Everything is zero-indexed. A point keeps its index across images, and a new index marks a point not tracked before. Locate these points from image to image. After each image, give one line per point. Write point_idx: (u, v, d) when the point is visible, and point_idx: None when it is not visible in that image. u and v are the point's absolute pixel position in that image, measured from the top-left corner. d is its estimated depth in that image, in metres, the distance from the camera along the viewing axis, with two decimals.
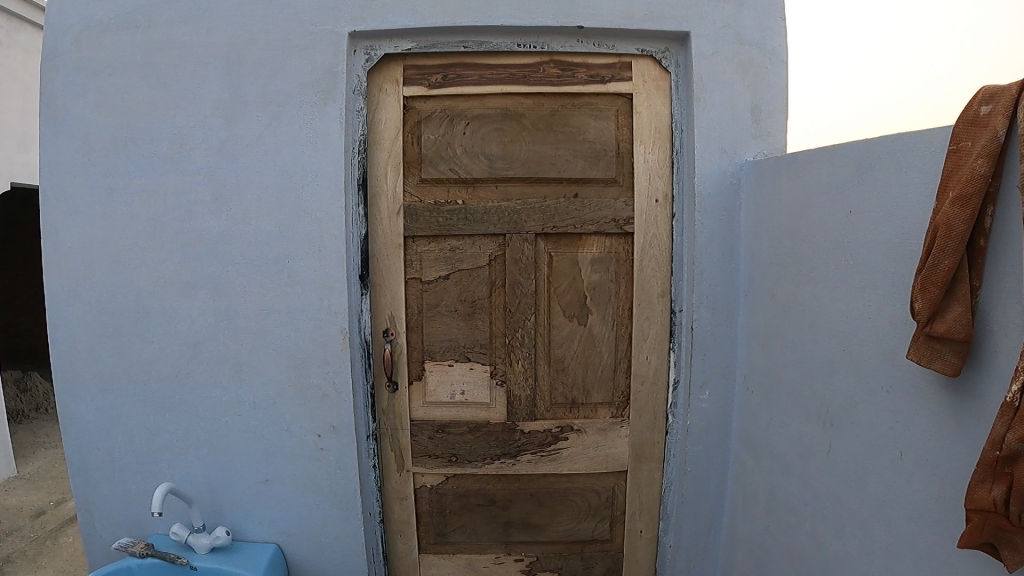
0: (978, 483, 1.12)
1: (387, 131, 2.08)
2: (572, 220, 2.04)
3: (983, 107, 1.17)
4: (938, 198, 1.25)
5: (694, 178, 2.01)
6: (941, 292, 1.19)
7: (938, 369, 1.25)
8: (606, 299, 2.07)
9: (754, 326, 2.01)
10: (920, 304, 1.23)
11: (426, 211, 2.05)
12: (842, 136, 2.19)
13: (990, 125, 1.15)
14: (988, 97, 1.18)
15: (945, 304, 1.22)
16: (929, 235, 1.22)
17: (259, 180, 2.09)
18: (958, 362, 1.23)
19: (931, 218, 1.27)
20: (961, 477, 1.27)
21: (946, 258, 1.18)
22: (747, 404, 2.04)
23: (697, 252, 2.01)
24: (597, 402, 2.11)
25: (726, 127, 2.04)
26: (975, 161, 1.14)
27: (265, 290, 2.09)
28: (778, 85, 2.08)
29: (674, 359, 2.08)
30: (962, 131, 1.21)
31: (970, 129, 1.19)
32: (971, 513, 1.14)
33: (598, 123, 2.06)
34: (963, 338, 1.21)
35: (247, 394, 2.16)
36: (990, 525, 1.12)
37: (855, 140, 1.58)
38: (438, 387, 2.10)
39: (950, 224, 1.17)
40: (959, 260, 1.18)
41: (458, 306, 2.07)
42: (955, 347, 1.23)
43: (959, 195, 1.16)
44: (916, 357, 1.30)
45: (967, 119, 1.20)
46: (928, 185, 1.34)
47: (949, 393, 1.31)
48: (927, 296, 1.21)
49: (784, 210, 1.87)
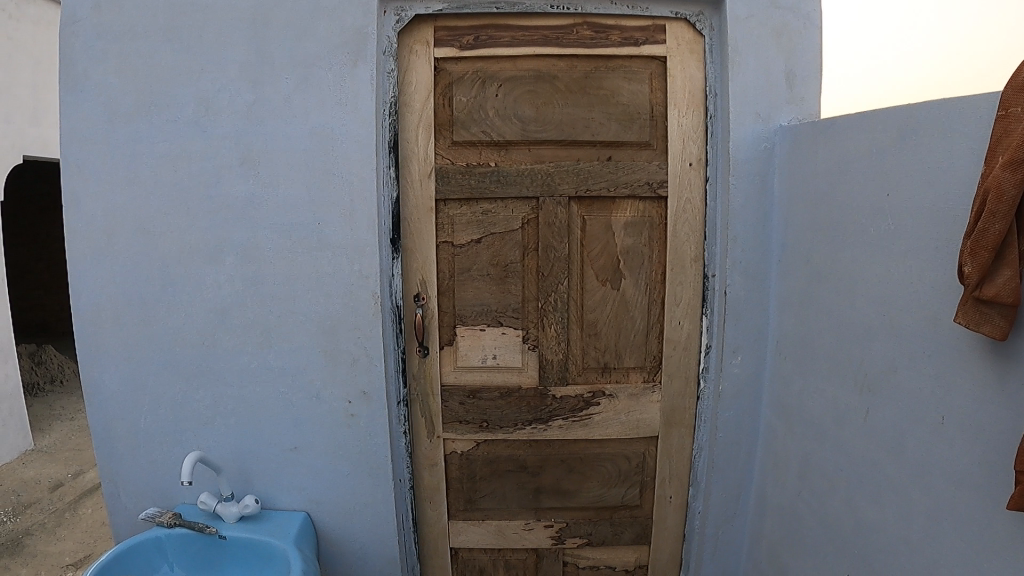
0: None
1: (418, 93, 2.05)
2: (606, 183, 2.02)
3: None
4: (987, 164, 1.23)
5: (728, 143, 1.99)
6: (991, 256, 1.18)
7: (987, 334, 1.23)
8: (639, 264, 2.06)
9: (787, 290, 2.00)
10: (970, 269, 1.21)
11: (458, 174, 2.03)
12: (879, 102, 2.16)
13: None
14: None
15: (994, 268, 1.20)
16: (978, 200, 1.21)
17: (287, 145, 2.06)
18: (1007, 326, 1.21)
19: (980, 183, 1.26)
20: (1007, 439, 1.26)
21: (996, 221, 1.16)
22: (780, 369, 2.04)
23: (731, 217, 1.99)
24: (629, 367, 2.10)
25: (760, 92, 2.02)
26: None
27: (293, 257, 2.08)
28: (813, 50, 2.05)
29: (707, 324, 2.07)
30: (1010, 98, 1.19)
31: (1019, 95, 1.18)
32: (1020, 475, 1.13)
33: (632, 86, 2.04)
34: (1013, 302, 1.19)
35: (274, 361, 2.15)
36: None
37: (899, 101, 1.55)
38: (470, 352, 2.09)
39: (1000, 187, 1.15)
40: (1009, 225, 1.17)
41: (491, 270, 2.05)
42: (1004, 311, 1.21)
43: (1010, 159, 1.14)
44: (963, 322, 1.27)
45: (1017, 86, 1.18)
46: (976, 145, 1.32)
47: (993, 358, 1.29)
48: (976, 259, 1.19)
49: (821, 174, 1.85)
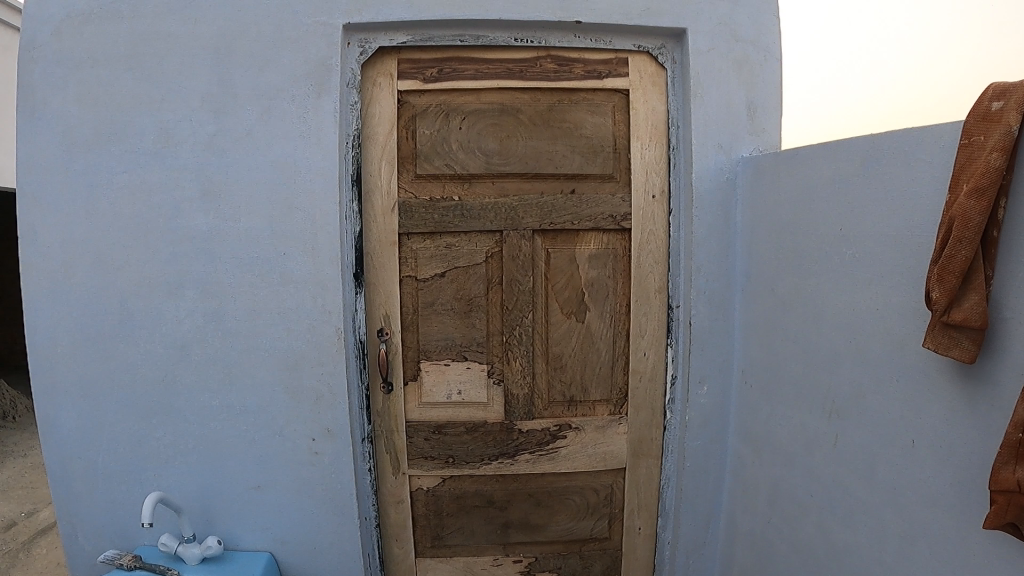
0: (1002, 464, 1.12)
1: (382, 127, 2.04)
2: (570, 217, 2.02)
3: (994, 103, 1.18)
4: (951, 191, 1.25)
5: (690, 175, 2.02)
6: (958, 282, 1.19)
7: (956, 357, 1.25)
8: (604, 296, 2.05)
9: (751, 320, 2.02)
10: (937, 293, 1.22)
11: (421, 208, 2.01)
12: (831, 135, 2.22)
13: (1003, 120, 1.15)
14: (999, 93, 1.19)
15: (961, 293, 1.22)
16: (945, 226, 1.22)
17: (250, 176, 2.03)
18: (975, 349, 1.23)
19: (945, 210, 1.28)
20: (979, 462, 1.27)
21: (963, 248, 1.18)
22: (746, 398, 2.05)
23: (695, 248, 2.00)
24: (595, 399, 2.09)
25: (723, 124, 2.05)
26: (989, 155, 1.15)
27: (254, 290, 2.01)
28: (772, 83, 2.09)
29: (672, 355, 2.07)
30: (974, 126, 1.21)
31: (981, 124, 1.20)
32: (995, 494, 1.14)
33: (595, 119, 2.05)
34: (981, 325, 1.20)
35: (237, 396, 2.09)
36: (1015, 505, 1.12)
37: (859, 134, 1.58)
38: (435, 387, 2.06)
39: (965, 215, 1.17)
40: (976, 251, 1.19)
41: (455, 304, 2.03)
42: (972, 334, 1.23)
43: (974, 187, 1.16)
44: (932, 345, 1.29)
45: (979, 115, 1.21)
46: (938, 177, 1.34)
47: (961, 382, 1.31)
48: (944, 285, 1.21)
49: (784, 204, 1.88)
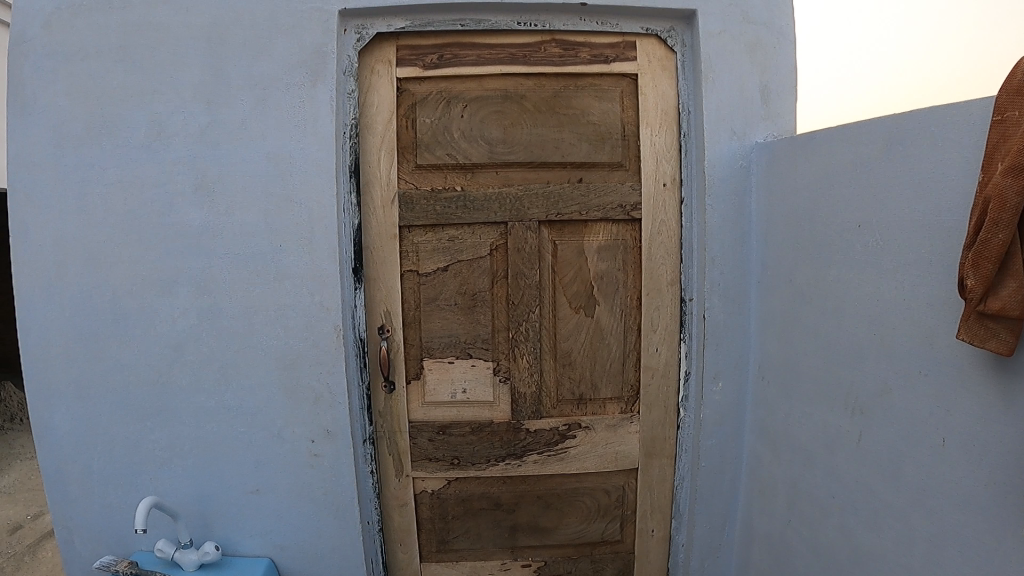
0: None
1: (380, 116, 1.96)
2: (577, 207, 1.93)
3: None
4: (984, 171, 1.16)
5: (703, 162, 1.93)
6: (996, 267, 1.10)
7: (993, 349, 1.15)
8: (613, 290, 1.96)
9: (767, 313, 1.93)
10: (972, 282, 1.13)
11: (422, 199, 1.92)
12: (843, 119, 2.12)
13: None
14: None
15: (999, 280, 1.13)
16: (978, 209, 1.13)
17: (245, 169, 1.95)
18: (1015, 340, 1.14)
19: (977, 191, 1.18)
20: (1019, 461, 1.18)
21: (1000, 231, 1.09)
22: (763, 394, 1.97)
23: (708, 238, 1.92)
24: (606, 398, 2.00)
25: (735, 109, 1.96)
26: None
27: (250, 288, 1.93)
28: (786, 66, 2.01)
29: (686, 350, 1.98)
30: (1006, 101, 1.13)
31: (1015, 98, 1.11)
32: None
33: (602, 105, 1.96)
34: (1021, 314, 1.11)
35: (234, 398, 2.02)
36: None
37: (882, 115, 1.50)
38: (438, 386, 1.96)
39: (1001, 195, 1.08)
40: (1014, 234, 1.09)
41: (458, 299, 1.93)
42: (1010, 324, 1.13)
43: (1011, 164, 1.07)
44: (967, 337, 1.19)
45: (1012, 89, 1.12)
46: (971, 157, 1.26)
47: (998, 375, 1.22)
48: (980, 271, 1.11)
49: (801, 191, 1.79)
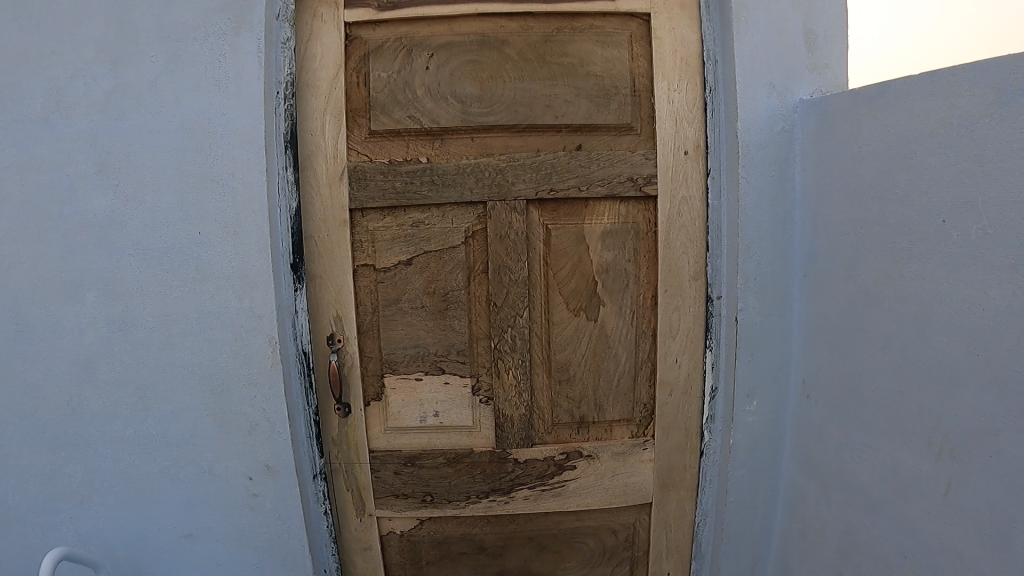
0: None
1: (325, 71, 1.54)
2: (576, 180, 1.50)
3: None
4: None
5: (736, 124, 1.52)
6: None
7: None
8: (623, 286, 1.54)
9: (815, 315, 1.57)
10: None
11: (377, 175, 1.52)
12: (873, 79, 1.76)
13: None
14: None
15: None
16: None
17: (157, 143, 1.54)
18: None
19: None
20: None
21: None
22: (808, 413, 1.61)
23: (742, 221, 1.52)
24: (613, 420, 1.59)
25: (775, 57, 1.58)
26: None
27: (168, 292, 1.55)
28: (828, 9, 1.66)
29: (711, 361, 1.59)
30: None
31: None
32: None
33: (606, 53, 1.54)
34: None
35: (156, 428, 1.63)
36: None
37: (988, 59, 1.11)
38: (404, 409, 1.57)
39: None
40: None
41: (425, 300, 1.53)
42: None
43: None
44: None
45: None
46: None
47: None
48: None
49: (868, 161, 1.41)
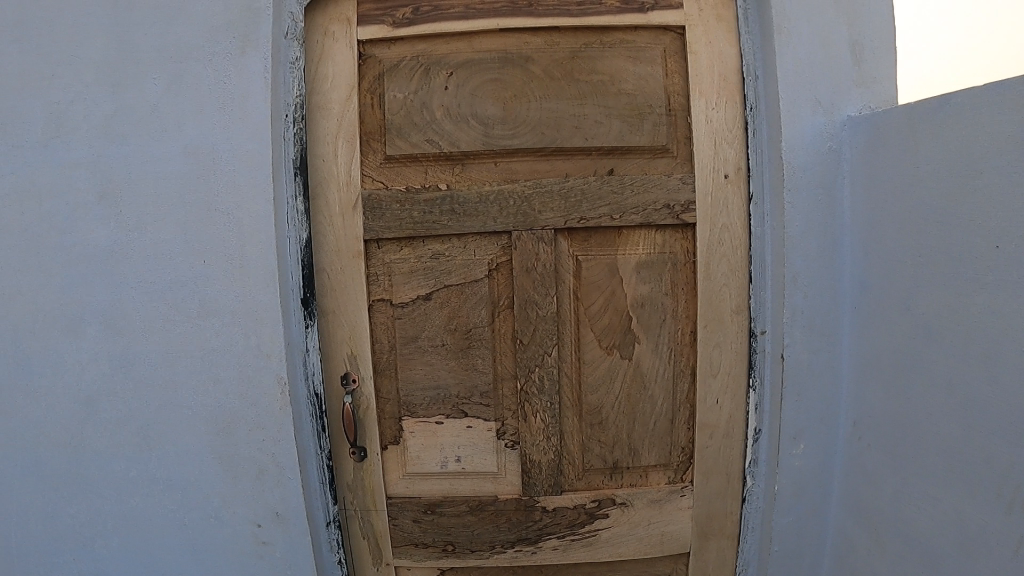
0: None
1: (336, 93, 1.44)
2: (608, 208, 1.38)
3: None
4: None
5: (779, 144, 1.41)
6: None
7: None
8: (659, 321, 1.42)
9: (867, 350, 1.44)
10: None
11: (393, 203, 1.41)
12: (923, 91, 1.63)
13: None
14: None
15: None
16: None
17: (160, 169, 1.45)
18: None
19: None
20: None
21: None
22: (859, 457, 1.48)
23: (788, 250, 1.40)
24: (649, 465, 1.47)
25: (819, 72, 1.46)
26: None
27: (170, 328, 1.45)
28: (877, 18, 1.54)
29: (754, 402, 1.47)
30: None
31: None
32: None
33: (639, 69, 1.42)
34: None
35: (155, 474, 1.50)
36: None
37: None
38: (423, 453, 1.45)
39: None
40: None
41: (446, 338, 1.42)
42: None
43: None
44: None
45: None
46: None
47: None
48: None
49: (928, 184, 1.29)
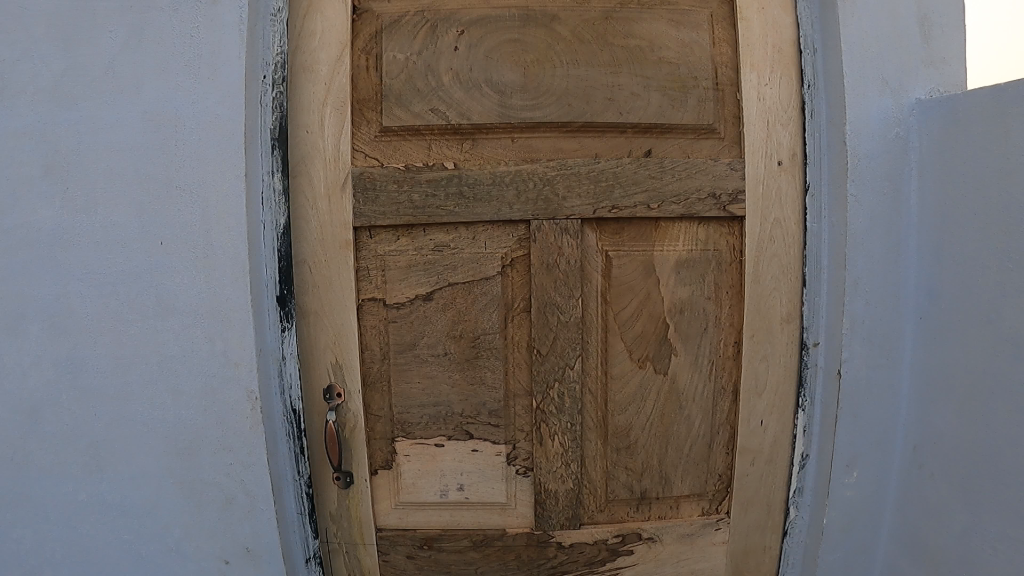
0: None
1: (325, 51, 1.21)
2: (644, 195, 1.17)
3: None
4: None
5: (842, 128, 1.21)
6: None
7: None
8: (699, 330, 1.22)
9: (935, 367, 1.26)
10: None
11: (390, 184, 1.19)
12: (993, 74, 1.43)
13: None
14: None
15: None
16: None
17: (115, 139, 1.20)
18: None
19: None
20: None
21: None
22: (920, 488, 1.29)
23: (851, 250, 1.21)
24: (681, 495, 1.28)
25: (886, 48, 1.26)
26: None
27: (123, 328, 1.21)
28: None
29: (803, 424, 1.28)
30: None
31: None
32: None
33: (682, 35, 1.21)
34: None
35: (100, 502, 1.25)
36: None
37: None
38: (420, 480, 1.24)
39: None
40: None
41: (450, 347, 1.21)
42: None
43: None
44: None
45: None
46: None
47: None
48: None
49: (1021, 177, 1.11)
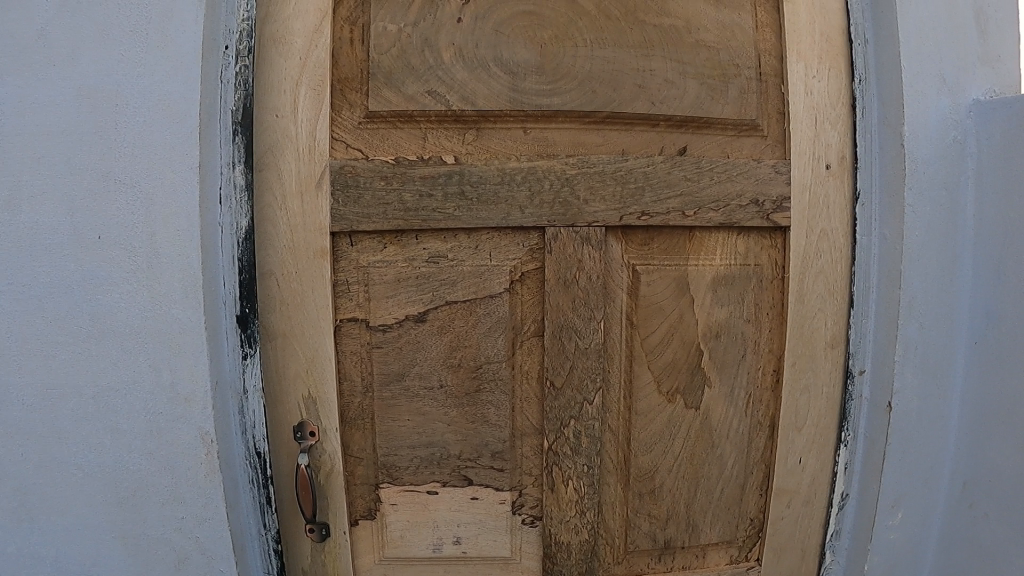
0: None
1: (302, 20, 1.00)
2: (678, 201, 1.01)
3: None
4: None
5: (900, 128, 1.05)
6: None
7: None
8: (734, 357, 1.06)
9: (991, 398, 1.12)
10: None
11: (377, 181, 0.99)
12: None
13: None
14: None
15: None
16: None
17: (45, 121, 0.98)
18: None
19: None
20: None
21: None
22: (970, 531, 1.16)
23: (907, 268, 1.06)
24: (708, 544, 1.12)
25: (945, 41, 1.11)
26: None
27: (48, 352, 0.99)
28: None
29: (844, 462, 1.12)
30: None
31: None
32: None
33: (722, 16, 1.04)
34: None
35: (20, 563, 1.03)
36: None
37: None
38: (408, 531, 1.05)
39: None
40: None
41: (446, 378, 1.02)
42: None
43: None
44: None
45: None
46: None
47: None
48: None
49: None
